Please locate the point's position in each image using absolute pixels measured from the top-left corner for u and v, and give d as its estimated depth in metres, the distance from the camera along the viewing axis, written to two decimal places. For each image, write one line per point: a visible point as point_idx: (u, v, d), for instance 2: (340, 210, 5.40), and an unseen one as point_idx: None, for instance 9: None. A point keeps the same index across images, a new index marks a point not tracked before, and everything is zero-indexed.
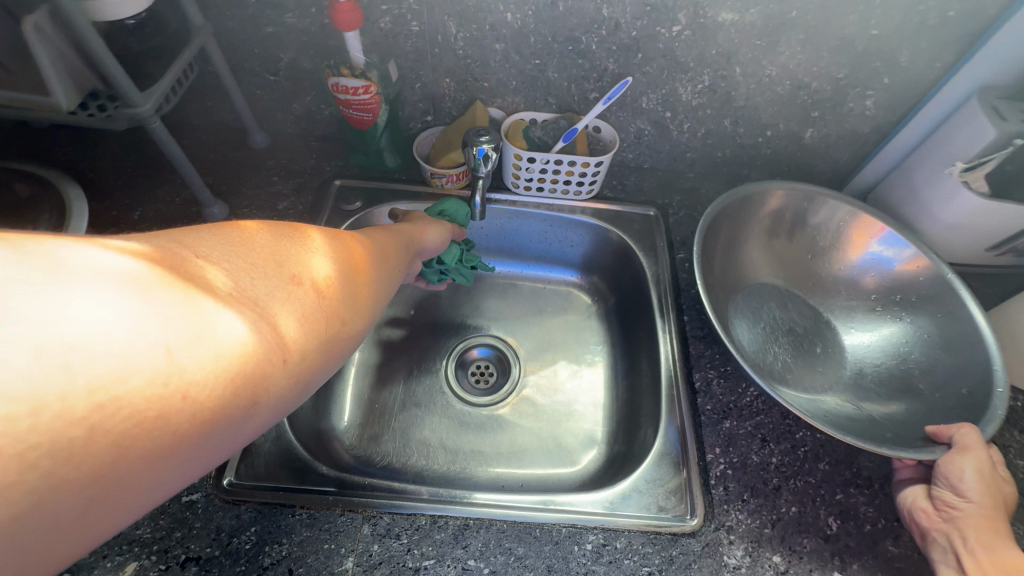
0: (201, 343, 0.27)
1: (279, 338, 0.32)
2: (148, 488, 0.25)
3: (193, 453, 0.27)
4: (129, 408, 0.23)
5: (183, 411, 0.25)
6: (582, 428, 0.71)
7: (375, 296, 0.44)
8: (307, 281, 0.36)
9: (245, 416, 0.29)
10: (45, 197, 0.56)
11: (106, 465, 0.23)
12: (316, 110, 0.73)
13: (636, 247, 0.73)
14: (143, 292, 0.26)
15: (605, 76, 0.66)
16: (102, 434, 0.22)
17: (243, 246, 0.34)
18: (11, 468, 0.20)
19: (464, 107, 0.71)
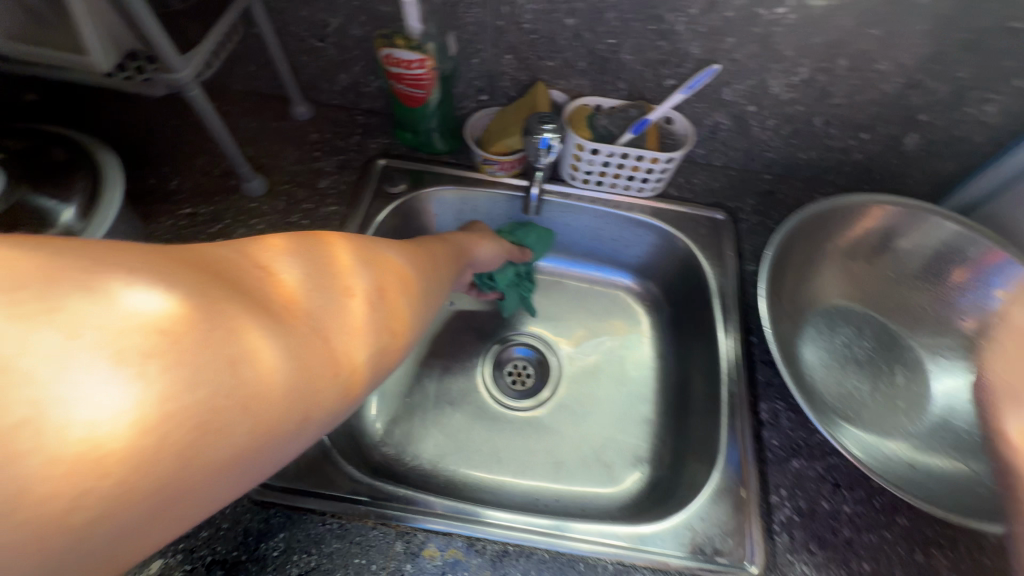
0: (256, 357, 0.29)
1: (330, 351, 0.34)
2: (210, 492, 0.28)
3: (250, 462, 0.29)
4: (194, 419, 0.26)
5: (240, 423, 0.28)
6: (625, 443, 0.67)
7: (424, 305, 0.45)
8: (359, 292, 0.37)
9: (297, 427, 0.31)
10: (80, 162, 0.52)
11: (171, 471, 0.25)
12: (364, 82, 0.67)
13: (700, 255, 0.66)
14: (208, 306, 0.28)
15: (687, 62, 0.58)
16: (169, 441, 0.25)
17: (303, 255, 0.36)
18: (93, 474, 0.23)
19: (523, 88, 0.65)
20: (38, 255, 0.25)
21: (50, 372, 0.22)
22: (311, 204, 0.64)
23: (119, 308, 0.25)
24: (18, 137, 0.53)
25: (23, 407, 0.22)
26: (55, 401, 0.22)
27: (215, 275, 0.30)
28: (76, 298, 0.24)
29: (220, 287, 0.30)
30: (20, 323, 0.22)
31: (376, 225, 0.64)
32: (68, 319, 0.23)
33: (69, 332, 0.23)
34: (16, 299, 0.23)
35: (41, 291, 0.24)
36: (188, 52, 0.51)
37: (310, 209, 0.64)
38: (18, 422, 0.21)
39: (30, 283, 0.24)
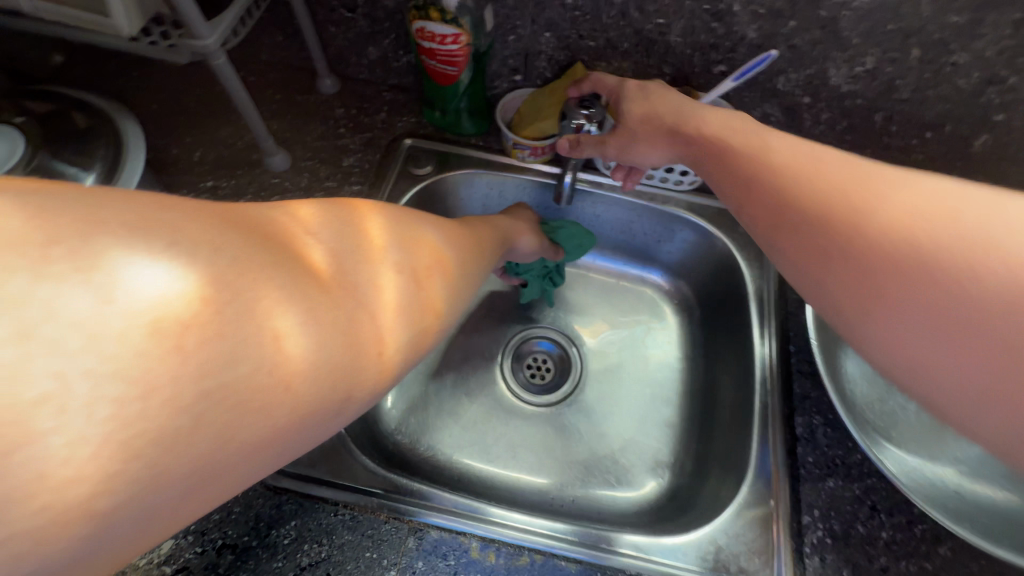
0: (301, 331, 0.27)
1: (377, 328, 0.31)
2: (244, 472, 0.26)
3: (285, 444, 0.27)
4: (233, 397, 0.24)
5: (281, 402, 0.26)
6: (645, 446, 0.64)
7: (469, 288, 0.42)
8: (408, 267, 0.35)
9: (338, 409, 0.29)
10: (97, 129, 0.50)
11: (203, 454, 0.23)
12: (393, 56, 0.64)
13: (738, 255, 0.63)
14: (253, 273, 0.26)
15: (741, 47, 0.54)
16: (203, 421, 0.23)
17: (350, 224, 0.34)
18: (121, 454, 0.21)
19: (561, 68, 0.61)
20: (72, 205, 0.22)
21: (76, 341, 0.20)
22: (334, 182, 0.62)
23: (157, 271, 0.23)
24: (40, 101, 0.51)
25: (44, 380, 0.20)
26: (80, 374, 0.20)
27: (262, 238, 0.28)
28: (111, 257, 0.22)
29: (268, 252, 0.27)
30: (46, 283, 0.20)
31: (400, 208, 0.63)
32: (101, 280, 0.21)
33: (101, 295, 0.21)
34: (43, 254, 0.20)
35: (74, 245, 0.21)
36: (215, 18, 0.48)
37: (333, 188, 0.62)
38: (35, 399, 0.19)
39: (62, 236, 0.21)
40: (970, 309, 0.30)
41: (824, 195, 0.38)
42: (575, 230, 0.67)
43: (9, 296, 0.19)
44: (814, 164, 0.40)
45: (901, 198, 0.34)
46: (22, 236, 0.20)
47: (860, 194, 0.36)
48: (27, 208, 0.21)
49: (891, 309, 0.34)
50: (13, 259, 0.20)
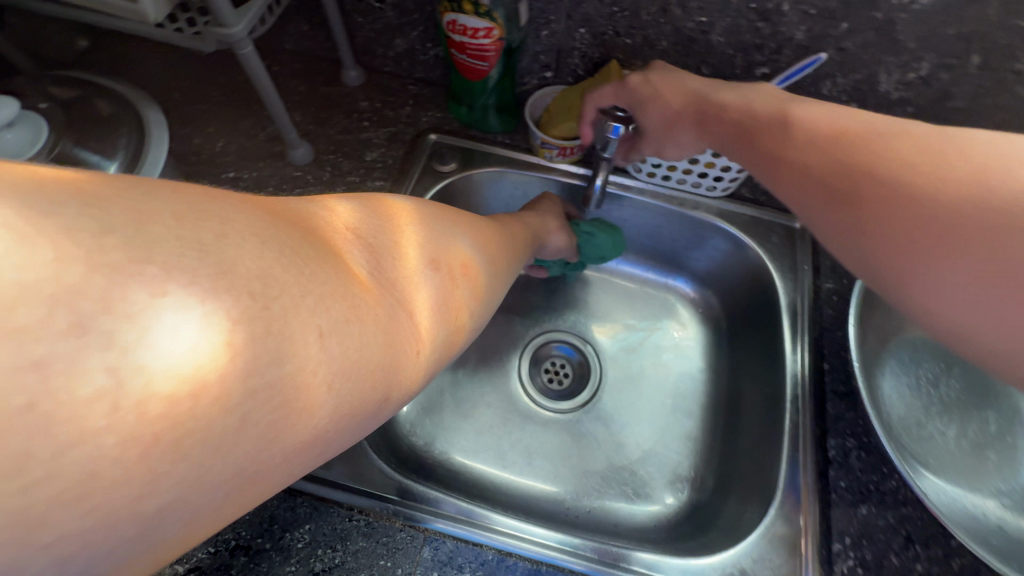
0: (349, 329, 0.25)
1: (414, 327, 0.30)
2: (283, 475, 0.24)
3: (324, 447, 0.25)
4: (280, 396, 0.22)
5: (327, 403, 0.24)
6: (665, 458, 0.63)
7: (499, 288, 0.41)
8: (441, 265, 0.34)
9: (377, 411, 0.28)
10: (122, 116, 0.49)
11: (250, 455, 0.21)
12: (420, 49, 0.62)
13: (771, 266, 0.60)
14: (301, 266, 0.24)
15: (786, 48, 0.51)
16: (252, 421, 0.21)
17: (385, 221, 0.33)
18: (166, 456, 0.18)
19: (594, 66, 0.59)
20: (122, 194, 0.20)
21: (131, 335, 0.18)
22: (357, 176, 0.61)
23: (209, 264, 0.20)
24: (64, 86, 0.50)
25: (98, 375, 0.17)
26: (135, 370, 0.18)
27: (303, 231, 0.26)
28: (165, 249, 0.20)
29: (310, 245, 0.25)
30: (101, 273, 0.18)
31: None
32: (154, 271, 0.19)
33: (155, 287, 0.19)
34: (97, 243, 0.18)
35: (128, 235, 0.19)
36: (243, 6, 0.47)
37: (356, 183, 0.61)
38: (89, 396, 0.17)
39: (116, 225, 0.19)
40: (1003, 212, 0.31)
41: (862, 151, 0.39)
42: (603, 231, 0.65)
43: (64, 285, 0.17)
44: (842, 136, 0.40)
45: (939, 146, 0.36)
46: (74, 227, 0.18)
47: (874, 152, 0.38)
48: (74, 194, 0.19)
49: (929, 246, 0.34)
50: (65, 245, 0.17)
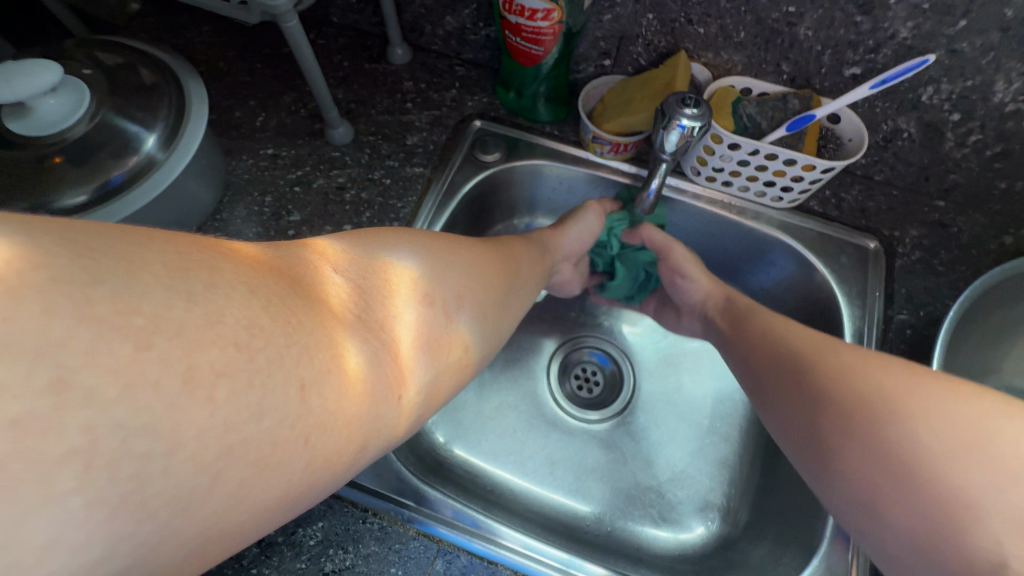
0: (332, 381, 0.23)
1: (398, 370, 0.28)
2: (251, 534, 0.22)
3: (300, 498, 0.24)
4: (254, 452, 0.20)
5: (301, 457, 0.22)
6: (696, 484, 0.59)
7: (500, 319, 0.39)
8: (436, 299, 0.32)
9: (354, 462, 0.26)
10: (160, 84, 0.47)
11: (218, 514, 0.19)
12: (472, 28, 0.59)
13: (837, 290, 0.55)
14: (286, 317, 0.22)
15: (887, 46, 0.45)
16: (224, 479, 0.19)
17: (381, 254, 0.31)
18: (131, 518, 0.17)
19: (659, 57, 0.54)
20: (118, 245, 0.19)
21: (112, 392, 0.17)
22: (396, 161, 0.58)
23: (196, 316, 0.19)
24: (106, 51, 0.48)
25: (74, 434, 0.16)
26: (111, 428, 0.16)
27: (293, 279, 0.24)
28: (153, 299, 0.18)
29: (299, 293, 0.24)
30: (88, 328, 0.17)
31: (461, 195, 0.59)
32: (140, 323, 0.18)
33: (139, 341, 0.17)
34: (86, 297, 0.17)
35: (117, 288, 0.18)
36: None
37: (394, 168, 0.58)
38: (61, 455, 0.16)
39: (105, 275, 0.18)
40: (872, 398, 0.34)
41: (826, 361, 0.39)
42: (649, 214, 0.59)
43: (47, 341, 0.16)
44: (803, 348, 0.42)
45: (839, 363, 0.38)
46: (62, 278, 0.17)
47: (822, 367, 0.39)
48: (67, 244, 0.18)
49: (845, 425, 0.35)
50: (54, 300, 0.16)
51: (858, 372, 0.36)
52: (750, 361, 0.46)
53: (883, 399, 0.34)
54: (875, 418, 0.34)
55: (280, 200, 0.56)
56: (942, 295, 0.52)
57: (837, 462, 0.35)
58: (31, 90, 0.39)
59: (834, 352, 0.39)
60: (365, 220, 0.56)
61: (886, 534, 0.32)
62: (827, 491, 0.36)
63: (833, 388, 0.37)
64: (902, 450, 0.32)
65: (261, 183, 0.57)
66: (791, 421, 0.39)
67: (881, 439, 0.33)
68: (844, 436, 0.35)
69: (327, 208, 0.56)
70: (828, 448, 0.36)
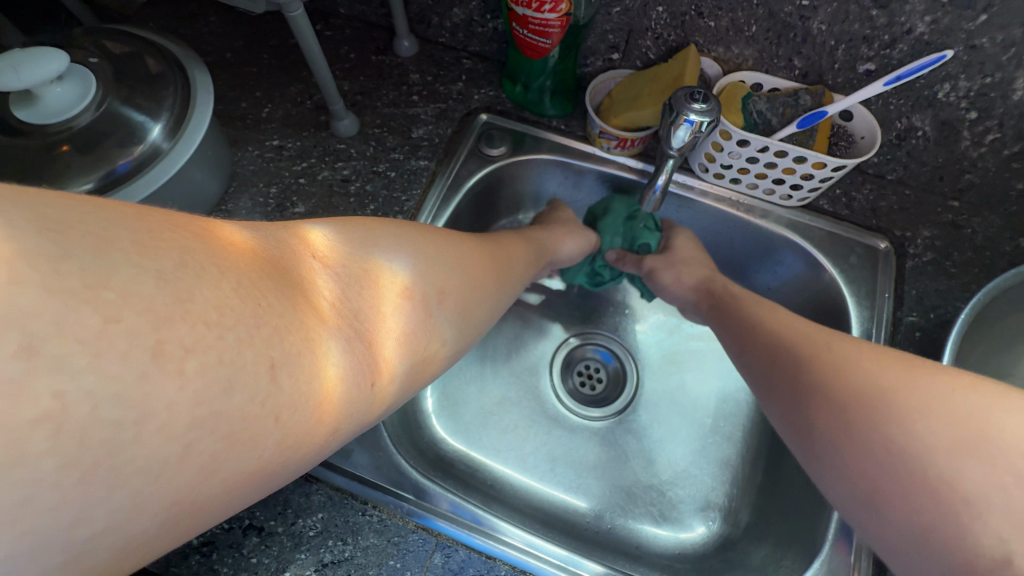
0: (304, 363, 0.24)
1: (373, 358, 0.28)
2: (222, 508, 0.22)
3: (273, 474, 0.24)
4: (225, 426, 0.20)
5: (273, 435, 0.22)
6: (698, 483, 0.59)
7: (485, 314, 0.40)
8: (416, 293, 0.33)
9: (326, 443, 0.26)
10: (166, 74, 0.47)
11: (188, 485, 0.20)
12: (479, 21, 0.58)
13: (846, 291, 0.54)
14: (257, 297, 0.22)
15: (904, 42, 0.44)
16: (195, 452, 0.20)
17: (363, 243, 0.31)
18: (103, 484, 0.17)
19: (668, 50, 0.53)
20: (85, 220, 0.19)
21: (82, 360, 0.17)
22: (401, 153, 0.58)
23: (168, 292, 0.19)
24: (112, 40, 0.48)
25: (45, 398, 0.16)
26: (82, 394, 0.17)
27: (270, 264, 0.25)
28: (124, 273, 0.18)
29: (274, 278, 0.24)
30: (58, 298, 0.17)
31: (465, 189, 0.58)
32: (111, 297, 0.18)
33: (109, 313, 0.18)
34: (56, 269, 0.17)
35: (89, 261, 0.18)
36: None
37: (399, 161, 0.58)
38: (33, 419, 0.16)
39: (73, 248, 0.18)
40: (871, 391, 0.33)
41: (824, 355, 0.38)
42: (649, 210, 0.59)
43: (19, 310, 0.16)
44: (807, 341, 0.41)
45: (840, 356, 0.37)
46: (32, 250, 0.17)
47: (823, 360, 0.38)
48: (35, 217, 0.18)
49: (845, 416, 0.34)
50: (21, 270, 0.16)
51: (851, 365, 0.36)
52: (745, 353, 0.45)
53: (876, 394, 0.33)
54: (870, 414, 0.33)
55: (286, 191, 0.56)
56: (953, 297, 0.51)
57: (833, 457, 0.34)
58: (39, 78, 0.39)
59: (827, 345, 0.39)
60: (368, 212, 0.56)
61: (885, 529, 0.32)
62: (824, 485, 0.36)
63: (827, 381, 0.36)
64: (896, 444, 0.31)
65: (266, 174, 0.57)
66: (786, 414, 0.39)
67: (875, 434, 0.32)
68: (837, 431, 0.34)
69: (331, 200, 0.56)
70: (823, 443, 0.35)
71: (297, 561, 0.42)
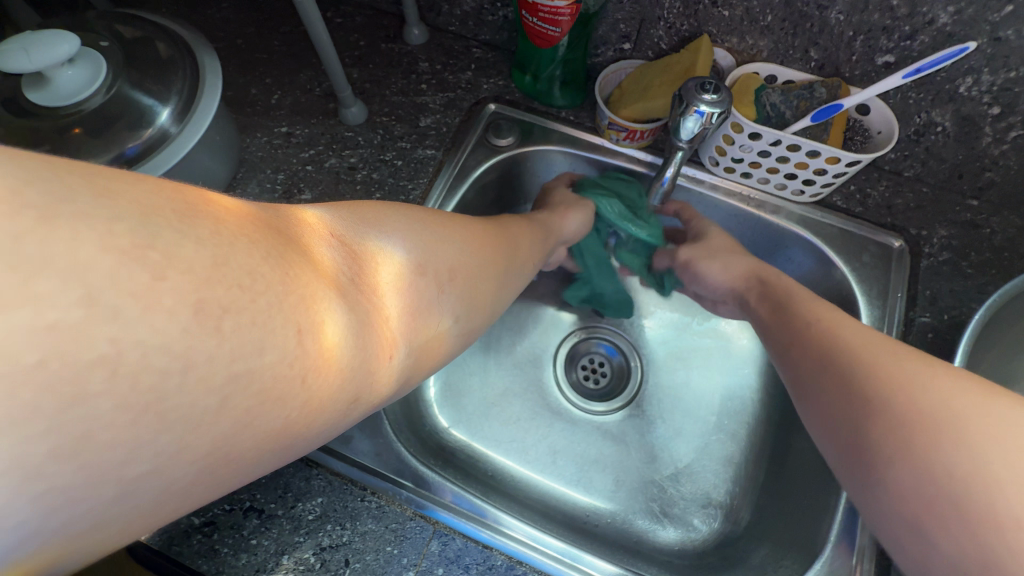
0: (322, 327, 0.23)
1: (385, 331, 0.28)
2: (247, 469, 0.23)
3: (294, 439, 0.24)
4: (258, 383, 0.21)
5: (299, 396, 0.22)
6: (702, 479, 0.58)
7: (495, 299, 0.40)
8: (424, 271, 0.33)
9: (344, 413, 0.27)
10: (178, 59, 0.47)
11: (224, 438, 0.20)
12: (490, 9, 0.57)
13: (857, 289, 0.53)
14: (285, 268, 0.22)
15: (925, 33, 0.43)
16: (232, 403, 0.20)
17: (369, 224, 0.31)
18: (149, 428, 0.18)
19: (681, 41, 0.52)
20: (137, 186, 0.19)
21: (133, 311, 0.17)
22: (408, 142, 0.58)
23: (209, 255, 0.19)
24: (126, 24, 0.49)
25: (101, 343, 0.16)
26: (135, 342, 0.17)
27: (280, 234, 0.24)
28: (169, 237, 0.19)
29: (285, 243, 0.24)
30: (113, 255, 0.17)
31: (472, 179, 0.58)
32: (156, 257, 0.18)
33: (156, 271, 0.18)
34: (112, 227, 0.17)
35: (137, 222, 0.18)
36: None
37: (407, 149, 0.58)
38: (90, 362, 0.16)
39: (128, 210, 0.18)
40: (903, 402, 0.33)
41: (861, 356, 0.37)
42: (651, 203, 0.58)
43: (77, 261, 0.16)
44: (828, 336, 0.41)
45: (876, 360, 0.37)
46: (87, 209, 0.17)
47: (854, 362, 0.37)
48: (91, 181, 0.18)
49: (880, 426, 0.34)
50: (82, 228, 0.17)
51: (913, 377, 0.34)
52: (790, 355, 0.43)
53: (937, 408, 0.32)
54: (900, 424, 0.33)
55: (294, 177, 0.56)
56: (969, 298, 0.50)
57: (881, 469, 0.33)
58: (52, 59, 0.40)
59: (884, 353, 0.37)
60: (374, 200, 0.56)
61: (923, 546, 0.30)
62: (867, 496, 0.34)
63: (883, 390, 0.35)
64: (951, 458, 0.30)
65: (275, 161, 0.57)
66: (828, 419, 0.38)
67: (928, 449, 0.31)
68: (889, 442, 0.33)
69: (338, 187, 0.56)
70: (870, 454, 0.34)
71: (296, 544, 0.42)
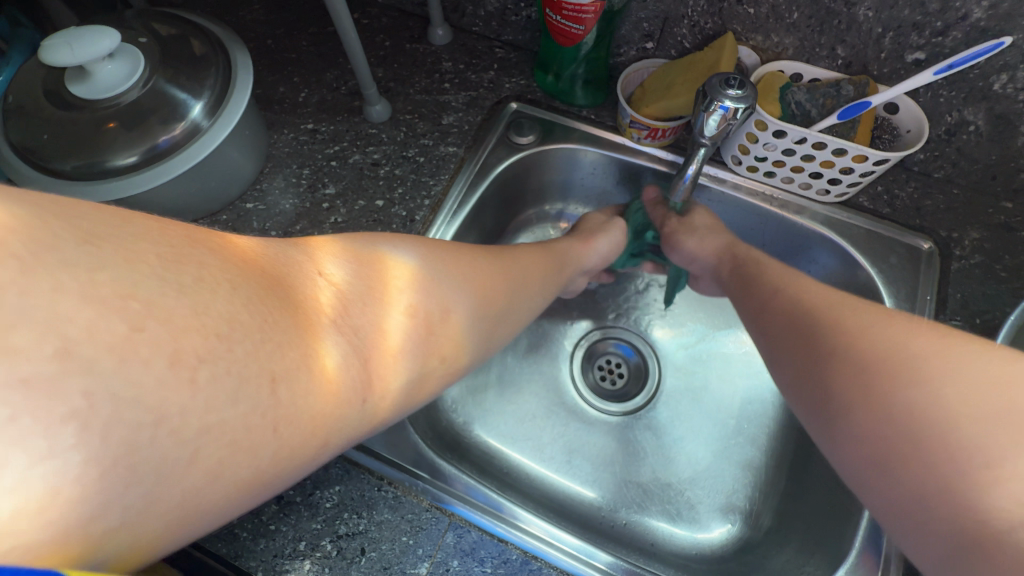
0: (302, 374, 0.25)
1: (373, 371, 0.30)
2: (210, 520, 0.23)
3: (264, 488, 0.25)
4: (229, 435, 0.21)
5: (270, 444, 0.23)
6: (718, 484, 0.57)
7: (504, 329, 0.41)
8: (423, 312, 0.34)
9: (318, 455, 0.27)
10: (213, 55, 0.48)
11: (192, 489, 0.21)
12: (514, 9, 0.58)
13: (883, 291, 0.51)
14: (266, 314, 0.24)
15: (958, 28, 0.42)
16: (204, 453, 0.21)
17: (364, 253, 0.33)
18: (115, 481, 0.18)
19: (705, 39, 0.52)
20: (119, 233, 0.21)
21: (108, 364, 0.19)
22: (430, 139, 0.59)
23: (188, 304, 0.21)
24: (166, 24, 0.50)
25: (75, 397, 0.18)
26: (107, 396, 0.18)
27: (275, 279, 0.26)
28: (148, 286, 0.20)
29: (268, 282, 0.26)
30: (90, 307, 0.19)
31: (491, 176, 0.59)
32: (137, 308, 0.20)
33: (134, 322, 0.19)
34: (91, 279, 0.19)
35: (119, 273, 0.20)
36: None
37: (428, 146, 0.58)
38: (64, 415, 0.18)
39: (107, 261, 0.20)
40: (894, 356, 0.33)
41: (839, 313, 0.37)
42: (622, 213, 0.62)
43: (54, 315, 0.18)
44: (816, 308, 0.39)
45: (857, 322, 0.36)
46: (70, 261, 0.19)
47: (829, 325, 0.37)
48: (70, 229, 0.20)
49: (873, 380, 0.32)
50: (63, 281, 0.18)
51: (874, 336, 0.34)
52: (764, 323, 0.43)
53: (908, 359, 0.32)
54: (892, 377, 0.32)
55: (318, 173, 0.57)
56: (1002, 302, 0.48)
57: (847, 423, 0.33)
58: (95, 54, 0.41)
59: (851, 315, 0.37)
60: (397, 194, 0.56)
61: (892, 489, 0.31)
62: (832, 448, 0.34)
63: (855, 349, 0.34)
64: (920, 409, 0.30)
65: (303, 155, 0.58)
66: (801, 381, 0.37)
67: (911, 394, 0.31)
68: (858, 394, 0.33)
69: (360, 183, 0.57)
70: (837, 411, 0.34)
71: (314, 532, 0.43)
